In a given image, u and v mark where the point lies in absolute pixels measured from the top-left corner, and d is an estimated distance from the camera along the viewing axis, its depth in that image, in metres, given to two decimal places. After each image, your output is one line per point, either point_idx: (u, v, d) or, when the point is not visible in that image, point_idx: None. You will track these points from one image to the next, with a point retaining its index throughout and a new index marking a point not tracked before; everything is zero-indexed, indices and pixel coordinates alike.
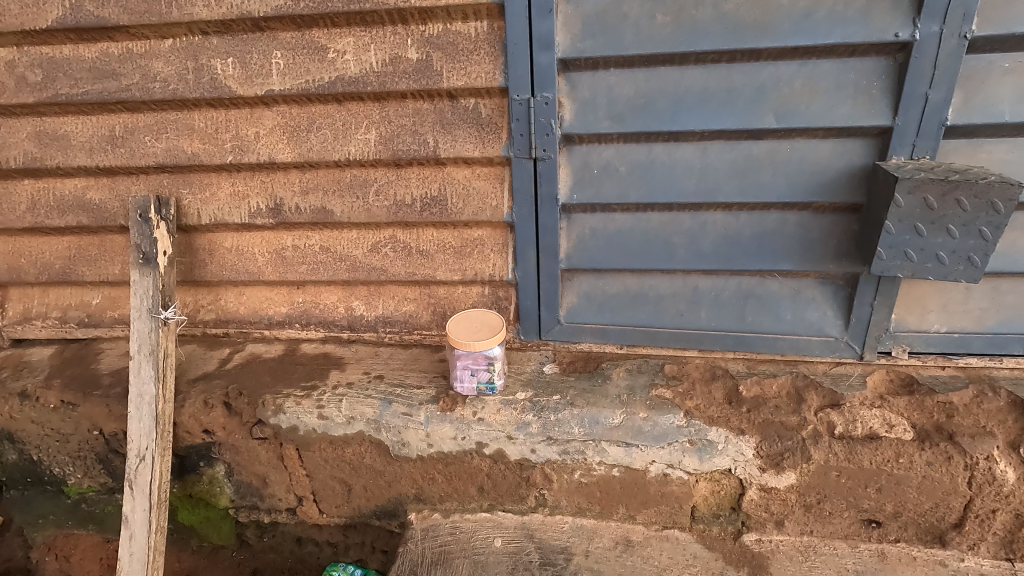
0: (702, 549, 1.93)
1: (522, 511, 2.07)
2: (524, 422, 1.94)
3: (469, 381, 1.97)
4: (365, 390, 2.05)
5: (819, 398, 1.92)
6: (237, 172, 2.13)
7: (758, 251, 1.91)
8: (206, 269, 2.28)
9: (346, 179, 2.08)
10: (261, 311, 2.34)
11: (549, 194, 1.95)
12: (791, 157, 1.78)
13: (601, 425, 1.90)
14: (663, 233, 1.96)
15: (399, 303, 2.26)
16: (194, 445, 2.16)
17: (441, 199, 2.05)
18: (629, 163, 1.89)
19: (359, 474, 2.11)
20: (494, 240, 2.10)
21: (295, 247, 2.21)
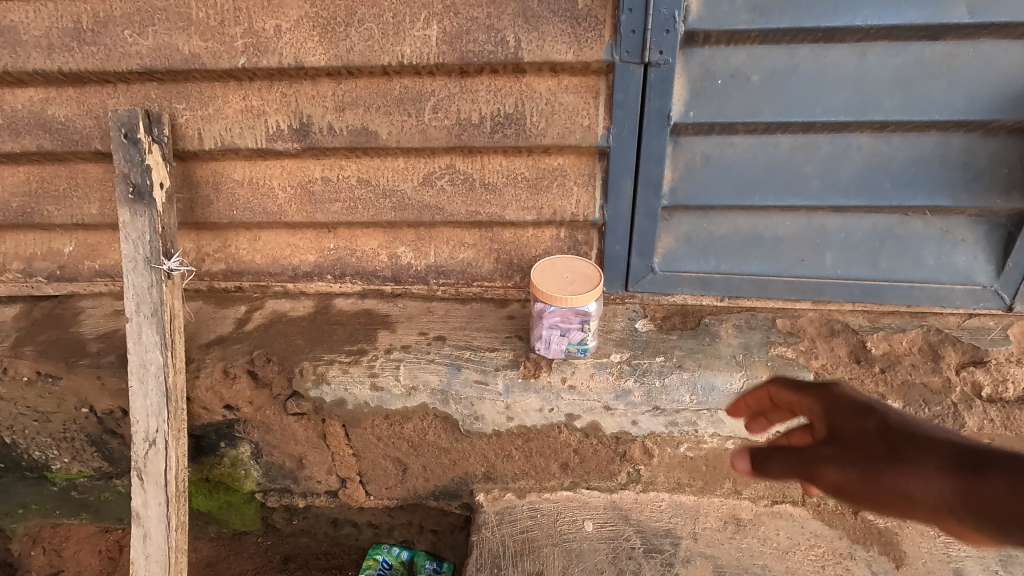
0: (822, 526, 1.71)
1: (610, 489, 1.79)
2: (623, 389, 1.63)
3: (557, 344, 1.63)
4: (427, 355, 1.69)
5: (959, 355, 1.67)
6: (250, 81, 1.65)
7: (910, 182, 1.58)
8: (212, 208, 1.83)
9: (394, 91, 1.63)
10: (282, 260, 1.91)
11: (659, 111, 1.55)
12: (974, 62, 1.42)
13: (718, 391, 1.61)
14: (794, 160, 1.60)
15: (454, 249, 1.87)
16: (213, 423, 1.78)
17: (517, 118, 1.63)
18: (763, 70, 1.50)
19: (419, 453, 1.78)
20: (578, 171, 1.71)
21: (326, 181, 1.78)
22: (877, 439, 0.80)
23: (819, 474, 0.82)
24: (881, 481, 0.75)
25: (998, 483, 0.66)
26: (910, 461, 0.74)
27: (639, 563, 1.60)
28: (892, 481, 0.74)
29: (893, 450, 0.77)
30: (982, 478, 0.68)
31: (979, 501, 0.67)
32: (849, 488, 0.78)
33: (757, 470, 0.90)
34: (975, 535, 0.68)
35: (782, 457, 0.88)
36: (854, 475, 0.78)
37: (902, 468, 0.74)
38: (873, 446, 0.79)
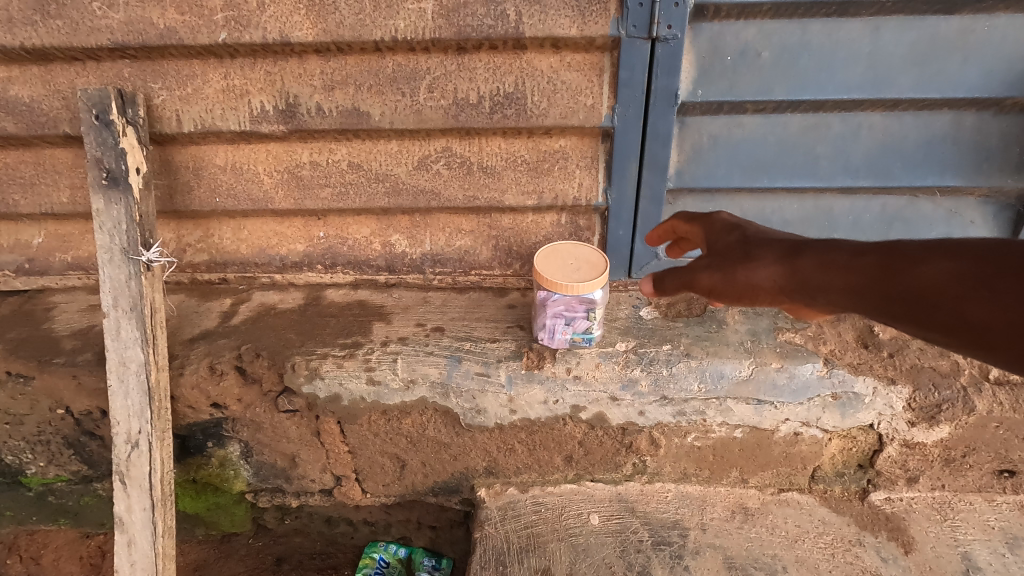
0: (830, 513, 1.69)
1: (615, 481, 1.75)
2: (630, 378, 1.58)
3: (562, 333, 1.57)
4: (425, 347, 1.62)
5: None
6: (232, 58, 1.54)
7: (920, 163, 1.55)
8: (192, 195, 1.73)
9: (387, 69, 1.54)
10: (268, 250, 1.81)
11: (666, 90, 1.50)
12: (989, 38, 1.39)
13: (727, 379, 1.57)
14: (804, 141, 1.56)
15: (451, 236, 1.79)
16: (199, 422, 1.69)
17: (517, 97, 1.55)
18: (774, 47, 1.45)
19: (418, 449, 1.71)
20: (581, 153, 1.64)
21: (315, 165, 1.69)
22: (734, 248, 1.16)
23: (700, 280, 1.15)
24: (740, 278, 1.11)
25: (811, 263, 1.03)
26: (759, 259, 1.10)
27: (647, 557, 1.56)
28: (745, 276, 1.10)
29: (748, 255, 1.11)
30: (801, 263, 1.04)
31: (800, 281, 1.04)
32: (718, 287, 1.13)
33: (659, 290, 1.20)
34: (789, 304, 1.09)
35: (674, 274, 1.17)
36: (721, 278, 1.12)
37: (752, 265, 1.10)
38: (735, 256, 1.13)
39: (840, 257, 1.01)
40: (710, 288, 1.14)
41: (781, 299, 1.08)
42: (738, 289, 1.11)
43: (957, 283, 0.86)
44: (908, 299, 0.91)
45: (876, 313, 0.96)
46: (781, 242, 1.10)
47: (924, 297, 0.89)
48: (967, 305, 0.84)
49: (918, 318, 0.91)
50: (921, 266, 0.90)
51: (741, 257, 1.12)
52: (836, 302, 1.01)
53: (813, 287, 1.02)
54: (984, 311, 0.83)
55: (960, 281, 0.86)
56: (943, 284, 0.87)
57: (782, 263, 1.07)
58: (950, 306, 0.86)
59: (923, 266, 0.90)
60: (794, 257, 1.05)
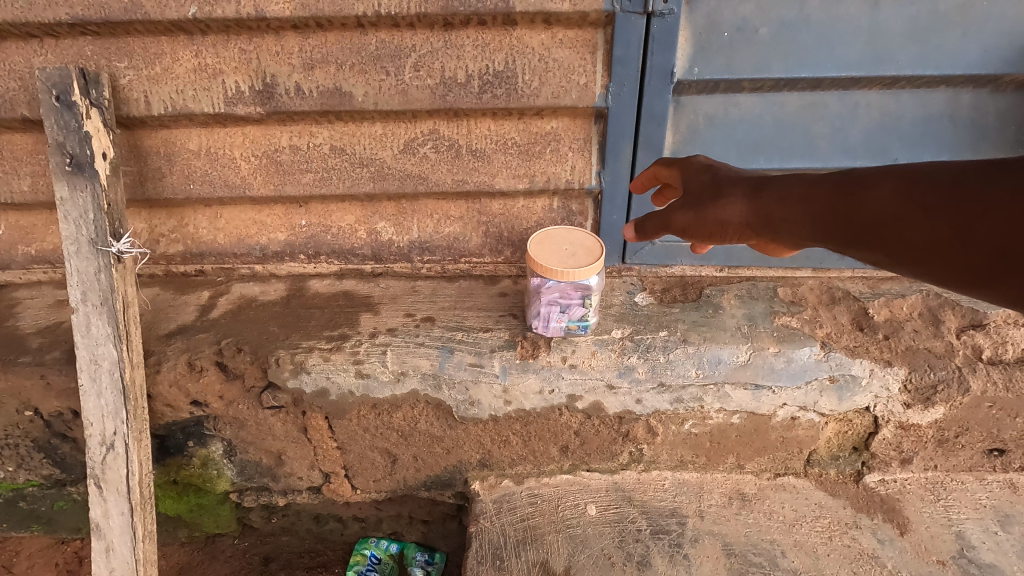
0: (826, 497, 1.69)
1: (612, 470, 1.72)
2: (627, 366, 1.54)
3: (557, 321, 1.53)
4: (415, 338, 1.56)
5: (958, 319, 1.66)
6: (203, 35, 1.45)
7: (917, 141, 1.53)
8: (165, 182, 1.63)
9: (370, 47, 1.46)
10: (248, 240, 1.73)
11: (662, 68, 1.45)
12: (988, 12, 1.37)
13: (724, 365, 1.54)
14: (801, 120, 1.52)
15: (439, 223, 1.73)
16: (179, 421, 1.61)
17: (508, 76, 1.49)
18: (773, 22, 1.41)
19: (409, 443, 1.66)
20: (573, 135, 1.59)
21: (295, 149, 1.61)
22: (706, 186, 1.19)
23: (674, 220, 1.19)
24: (709, 216, 1.15)
25: (774, 198, 1.08)
26: (728, 196, 1.14)
27: (647, 546, 1.54)
28: (715, 213, 1.15)
29: (717, 192, 1.16)
30: (765, 197, 1.09)
31: (765, 216, 1.09)
32: (690, 225, 1.18)
33: (641, 235, 1.24)
34: (757, 237, 1.14)
35: (653, 218, 1.22)
36: (692, 218, 1.17)
37: (721, 202, 1.14)
38: (705, 194, 1.18)
39: (797, 188, 1.06)
40: (684, 227, 1.19)
41: (749, 233, 1.14)
42: (708, 227, 1.15)
43: (897, 202, 0.90)
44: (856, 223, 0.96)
45: (830, 238, 1.01)
46: (747, 180, 1.15)
47: (869, 219, 0.94)
48: (906, 222, 0.89)
49: (864, 239, 0.95)
50: (866, 191, 0.95)
51: (709, 196, 1.17)
52: (796, 233, 1.06)
53: (777, 219, 1.08)
54: (919, 226, 0.87)
55: (899, 201, 0.90)
56: (884, 204, 0.92)
57: (748, 199, 1.12)
58: (892, 225, 0.90)
59: (866, 190, 0.95)
60: (758, 193, 1.11)
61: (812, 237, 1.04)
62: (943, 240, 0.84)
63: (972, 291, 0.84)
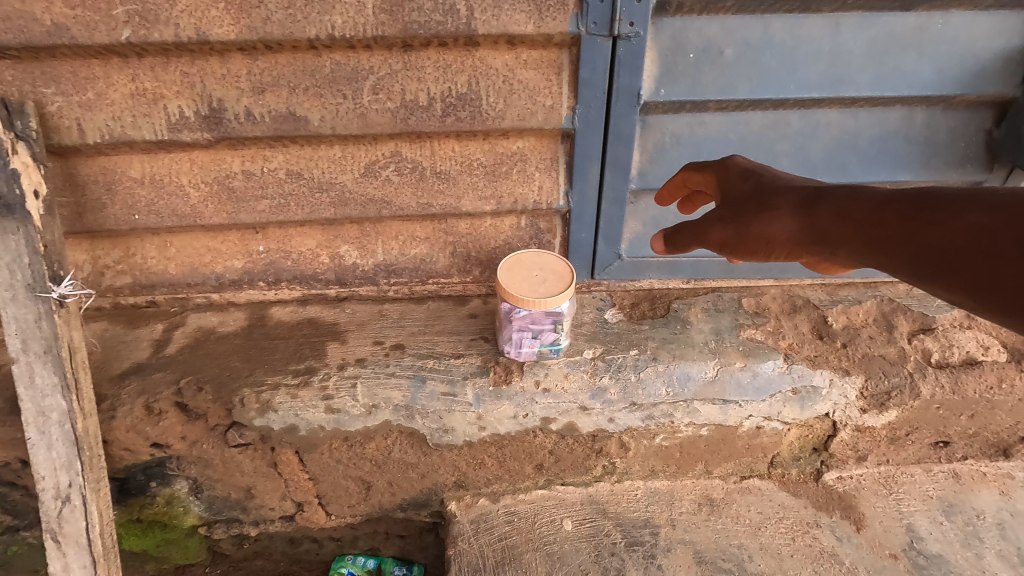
0: (789, 497, 1.77)
1: (586, 483, 1.75)
2: (599, 387, 1.56)
3: (529, 346, 1.52)
4: (386, 368, 1.53)
5: (910, 323, 1.73)
6: (140, 58, 1.34)
7: (875, 158, 1.56)
8: (106, 213, 1.53)
9: (325, 69, 1.39)
10: (201, 268, 1.64)
11: (628, 90, 1.43)
12: (942, 34, 1.40)
13: (693, 381, 1.58)
14: (765, 138, 1.53)
15: (405, 245, 1.68)
16: (139, 463, 1.55)
17: (471, 98, 1.44)
18: (737, 44, 1.40)
19: (384, 470, 1.64)
20: (540, 155, 1.55)
21: (248, 175, 1.52)
22: (749, 198, 1.12)
23: (711, 235, 1.13)
24: (752, 231, 1.08)
25: (827, 213, 0.99)
26: (774, 210, 1.06)
27: (622, 559, 1.58)
28: (759, 228, 1.07)
29: (762, 205, 1.08)
30: (819, 212, 1.00)
31: (816, 234, 1.00)
32: (730, 240, 1.11)
33: (670, 247, 1.20)
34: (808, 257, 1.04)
35: (686, 231, 1.17)
36: (730, 232, 1.10)
37: (766, 216, 1.07)
38: (748, 205, 1.10)
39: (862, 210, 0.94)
40: (722, 242, 1.12)
41: (798, 252, 1.04)
42: (751, 242, 1.07)
43: (999, 240, 0.76)
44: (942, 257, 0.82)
45: (899, 269, 0.88)
46: (803, 192, 1.05)
47: (955, 254, 0.80)
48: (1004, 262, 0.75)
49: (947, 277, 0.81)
50: (947, 221, 0.83)
51: (756, 208, 1.09)
52: (852, 255, 0.96)
53: (831, 238, 0.98)
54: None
55: (1002, 240, 0.76)
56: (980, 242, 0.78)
57: (800, 214, 1.03)
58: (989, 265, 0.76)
59: (956, 222, 0.82)
60: (813, 209, 1.01)
61: (876, 265, 0.92)
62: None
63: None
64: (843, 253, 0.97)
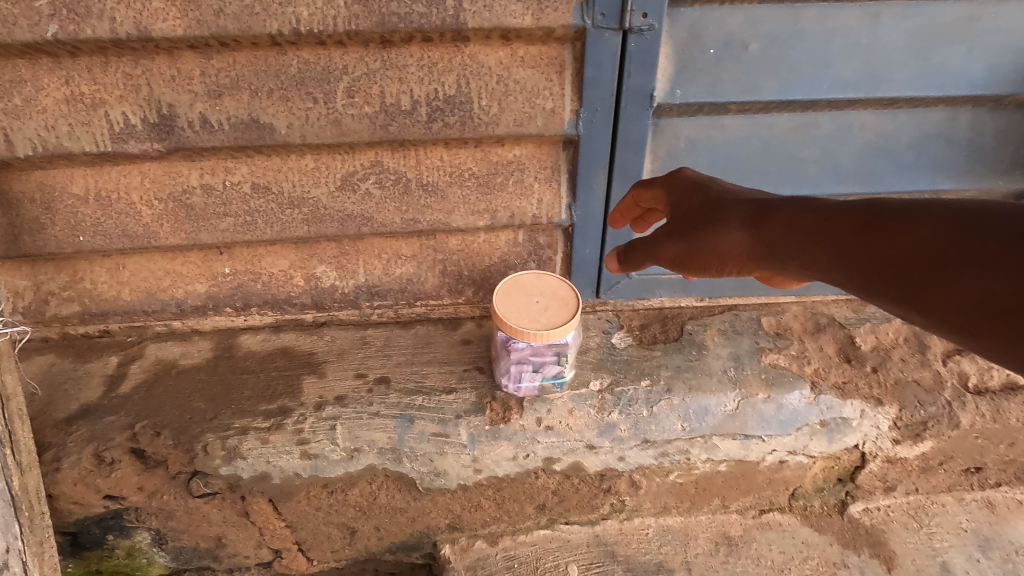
0: (813, 533, 1.62)
1: (591, 521, 1.59)
2: (608, 424, 1.40)
3: (529, 380, 1.37)
4: (369, 407, 1.37)
5: (944, 343, 1.58)
6: (73, 58, 1.15)
7: (913, 164, 1.39)
8: (46, 235, 1.34)
9: (291, 70, 1.20)
10: (159, 294, 1.46)
11: (639, 91, 1.25)
12: (995, 25, 1.23)
13: (712, 415, 1.42)
14: (791, 144, 1.36)
15: (389, 264, 1.50)
16: (91, 516, 1.37)
17: (461, 101, 1.26)
18: (763, 37, 1.22)
19: (369, 515, 1.47)
20: (539, 164, 1.38)
21: (208, 189, 1.34)
22: (695, 208, 0.99)
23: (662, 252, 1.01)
24: (703, 245, 0.95)
25: (779, 225, 0.88)
26: (722, 221, 0.94)
27: None
28: (709, 241, 0.94)
29: (710, 215, 0.96)
30: (769, 224, 0.89)
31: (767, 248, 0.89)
32: (682, 257, 0.99)
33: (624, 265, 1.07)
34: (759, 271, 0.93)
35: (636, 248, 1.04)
36: (681, 249, 0.98)
37: (716, 229, 0.94)
38: (697, 218, 0.97)
39: (811, 220, 0.85)
40: (674, 259, 1.00)
41: (751, 267, 0.94)
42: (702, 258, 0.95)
43: (956, 254, 0.69)
44: (895, 272, 0.74)
45: (851, 285, 0.79)
46: (755, 203, 0.93)
47: (910, 269, 0.73)
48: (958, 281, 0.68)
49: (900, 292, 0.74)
50: (900, 234, 0.75)
51: (706, 221, 0.96)
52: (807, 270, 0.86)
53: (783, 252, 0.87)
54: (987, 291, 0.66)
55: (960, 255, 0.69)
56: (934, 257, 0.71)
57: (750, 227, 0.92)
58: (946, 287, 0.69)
59: (911, 235, 0.74)
60: (763, 222, 0.90)
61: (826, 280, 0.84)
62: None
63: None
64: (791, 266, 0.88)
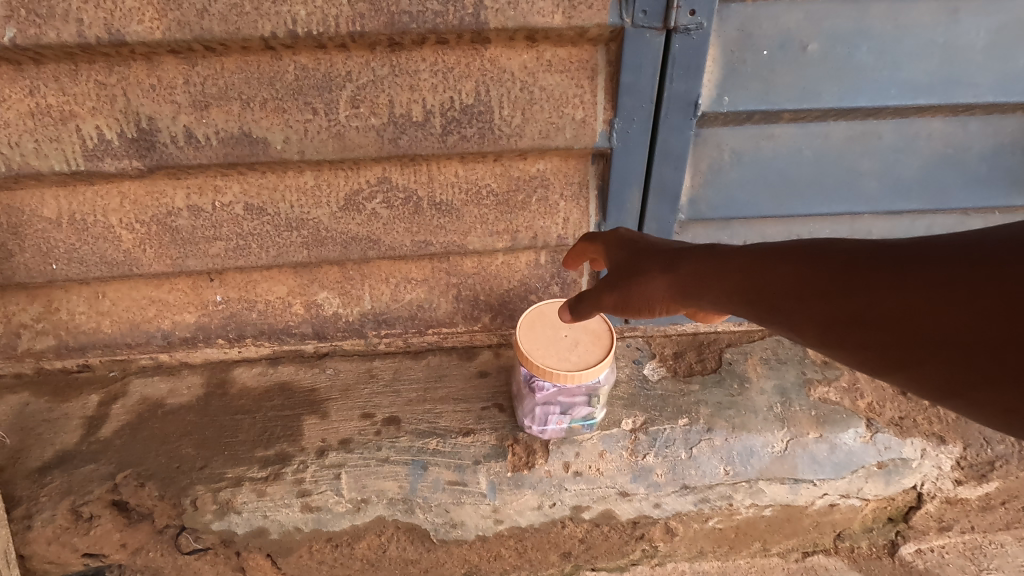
0: None
1: (620, 568, 1.45)
2: (643, 468, 1.26)
3: (557, 423, 1.22)
4: (377, 452, 1.23)
5: None
6: (38, 65, 1.01)
7: (983, 177, 1.25)
8: (15, 262, 1.20)
9: (287, 77, 1.05)
10: (144, 325, 1.32)
11: (681, 99, 1.10)
12: None
13: (758, 458, 1.28)
14: (848, 156, 1.21)
15: (398, 289, 1.36)
16: None
17: (480, 111, 1.11)
18: (824, 36, 1.07)
19: (377, 569, 1.33)
20: (565, 179, 1.23)
21: (196, 211, 1.19)
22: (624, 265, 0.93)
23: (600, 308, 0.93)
24: (637, 298, 0.87)
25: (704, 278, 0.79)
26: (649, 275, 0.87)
27: None
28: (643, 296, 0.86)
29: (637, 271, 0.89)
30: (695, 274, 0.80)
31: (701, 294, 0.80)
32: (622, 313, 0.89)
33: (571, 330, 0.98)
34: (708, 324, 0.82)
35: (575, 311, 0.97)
36: (616, 299, 0.88)
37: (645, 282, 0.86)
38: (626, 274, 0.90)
39: (722, 260, 0.78)
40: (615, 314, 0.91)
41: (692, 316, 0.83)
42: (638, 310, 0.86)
43: (867, 277, 0.63)
44: (820, 307, 0.66)
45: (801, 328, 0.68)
46: (670, 249, 0.86)
47: (833, 307, 0.65)
48: (878, 306, 0.61)
49: (825, 330, 0.66)
50: (828, 271, 0.66)
51: (634, 269, 0.88)
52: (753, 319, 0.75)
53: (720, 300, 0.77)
54: (916, 314, 0.59)
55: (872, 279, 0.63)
56: (845, 285, 0.64)
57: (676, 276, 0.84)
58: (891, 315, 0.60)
59: (821, 265, 0.68)
60: (688, 270, 0.81)
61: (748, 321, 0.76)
62: (962, 335, 0.56)
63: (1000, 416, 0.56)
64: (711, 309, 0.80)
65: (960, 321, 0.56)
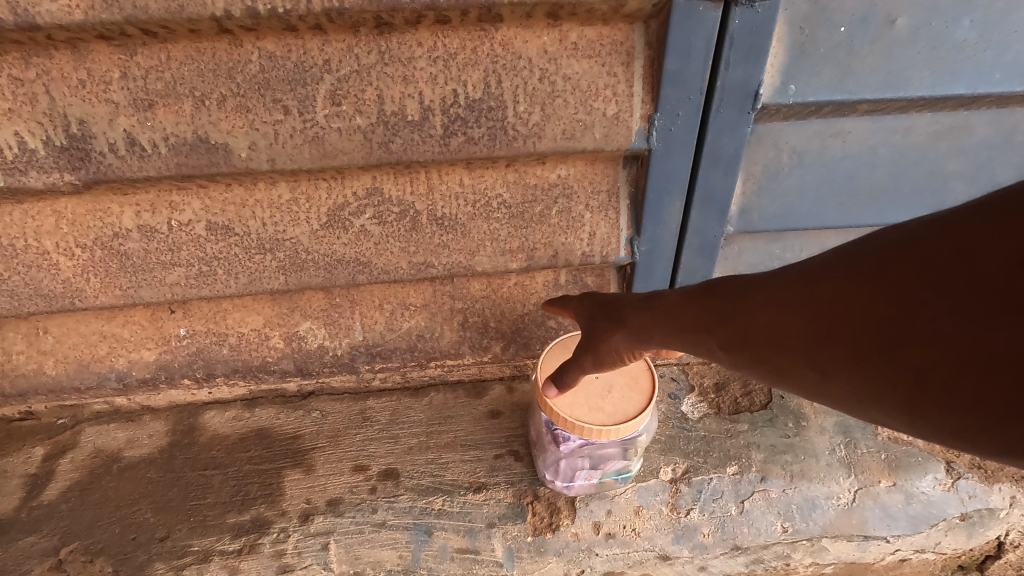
0: None
1: None
2: (686, 526, 1.06)
3: (585, 479, 1.03)
4: (372, 514, 1.04)
5: None
6: None
7: None
8: None
9: (249, 68, 0.85)
10: (95, 364, 1.12)
11: (738, 87, 0.89)
12: None
13: (821, 511, 1.08)
14: (933, 155, 1.01)
15: (394, 317, 1.16)
16: None
17: (490, 107, 0.90)
18: (917, 8, 0.86)
19: None
20: (592, 188, 1.03)
21: (147, 232, 0.99)
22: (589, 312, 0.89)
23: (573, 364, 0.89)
24: (605, 345, 0.84)
25: (663, 315, 0.75)
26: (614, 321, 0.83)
27: None
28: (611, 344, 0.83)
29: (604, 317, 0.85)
30: (657, 316, 0.76)
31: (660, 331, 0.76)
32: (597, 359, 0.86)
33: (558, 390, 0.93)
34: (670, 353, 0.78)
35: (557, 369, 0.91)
36: (589, 359, 0.87)
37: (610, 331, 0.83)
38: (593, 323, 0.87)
39: (662, 303, 0.77)
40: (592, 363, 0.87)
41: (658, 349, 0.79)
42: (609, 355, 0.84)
43: (764, 298, 0.61)
44: (724, 324, 0.65)
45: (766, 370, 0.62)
46: (619, 301, 0.86)
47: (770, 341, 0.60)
48: (767, 316, 0.61)
49: (775, 364, 0.61)
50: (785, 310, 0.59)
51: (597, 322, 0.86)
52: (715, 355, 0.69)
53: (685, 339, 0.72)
54: (859, 342, 0.52)
55: (760, 286, 0.63)
56: (778, 313, 0.59)
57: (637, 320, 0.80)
58: (870, 347, 0.51)
59: (724, 289, 0.68)
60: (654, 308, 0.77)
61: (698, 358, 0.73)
62: (848, 343, 0.53)
63: (892, 409, 0.51)
64: (665, 348, 0.78)
65: (844, 329, 0.53)
